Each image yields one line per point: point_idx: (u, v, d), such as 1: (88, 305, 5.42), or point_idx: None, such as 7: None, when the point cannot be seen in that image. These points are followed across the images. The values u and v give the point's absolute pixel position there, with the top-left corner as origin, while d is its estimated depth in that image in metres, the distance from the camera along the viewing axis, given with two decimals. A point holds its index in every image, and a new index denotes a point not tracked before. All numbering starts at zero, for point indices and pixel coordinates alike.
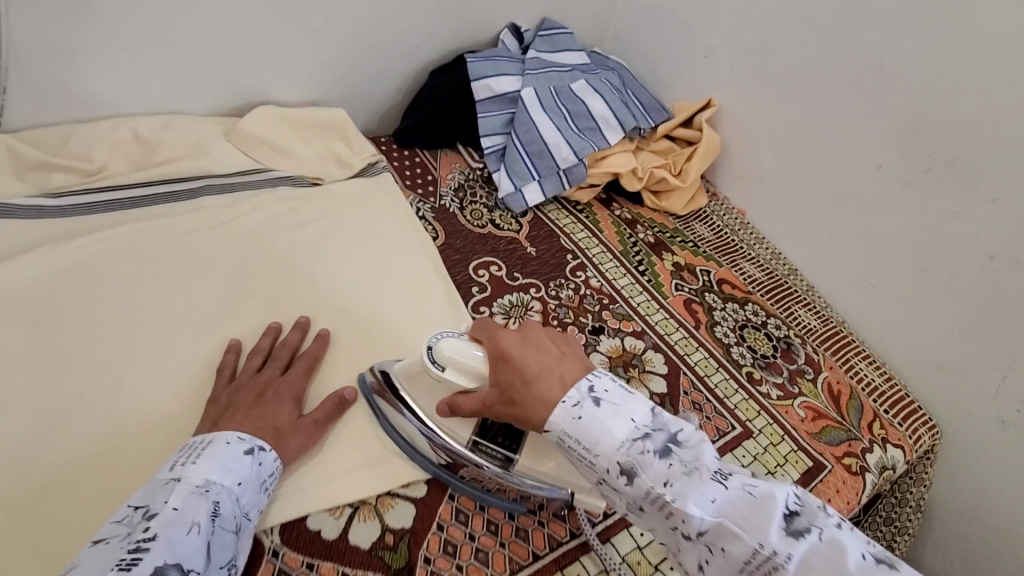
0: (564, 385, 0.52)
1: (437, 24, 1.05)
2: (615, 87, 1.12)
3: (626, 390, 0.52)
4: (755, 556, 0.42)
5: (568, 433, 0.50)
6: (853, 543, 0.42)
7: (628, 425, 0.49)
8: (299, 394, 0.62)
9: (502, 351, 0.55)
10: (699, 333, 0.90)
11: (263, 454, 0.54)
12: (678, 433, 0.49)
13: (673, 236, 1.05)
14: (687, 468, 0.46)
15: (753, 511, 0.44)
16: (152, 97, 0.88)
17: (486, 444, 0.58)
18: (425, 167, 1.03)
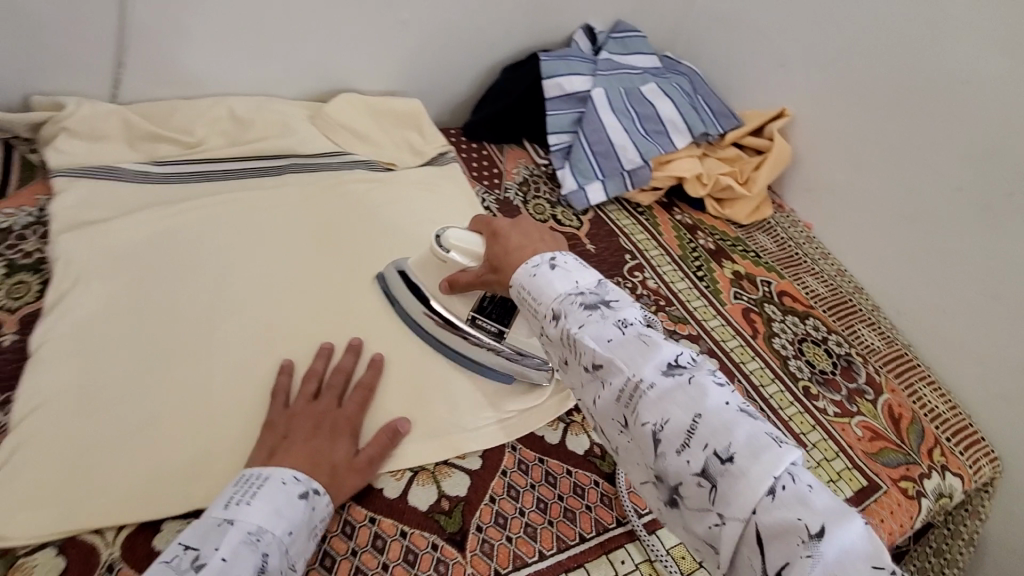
0: (536, 253, 0.54)
1: (513, 22, 1.08)
2: (686, 91, 1.12)
3: (582, 263, 0.53)
4: (628, 386, 0.44)
5: (522, 285, 0.52)
6: (722, 393, 0.43)
7: (569, 283, 0.50)
8: (354, 427, 0.59)
9: (495, 230, 0.60)
10: (755, 343, 0.89)
11: (316, 496, 0.51)
12: (612, 297, 0.50)
13: (734, 245, 1.05)
14: (605, 318, 0.47)
15: (642, 354, 0.45)
16: (248, 79, 0.94)
17: (483, 319, 0.67)
18: (492, 161, 1.06)
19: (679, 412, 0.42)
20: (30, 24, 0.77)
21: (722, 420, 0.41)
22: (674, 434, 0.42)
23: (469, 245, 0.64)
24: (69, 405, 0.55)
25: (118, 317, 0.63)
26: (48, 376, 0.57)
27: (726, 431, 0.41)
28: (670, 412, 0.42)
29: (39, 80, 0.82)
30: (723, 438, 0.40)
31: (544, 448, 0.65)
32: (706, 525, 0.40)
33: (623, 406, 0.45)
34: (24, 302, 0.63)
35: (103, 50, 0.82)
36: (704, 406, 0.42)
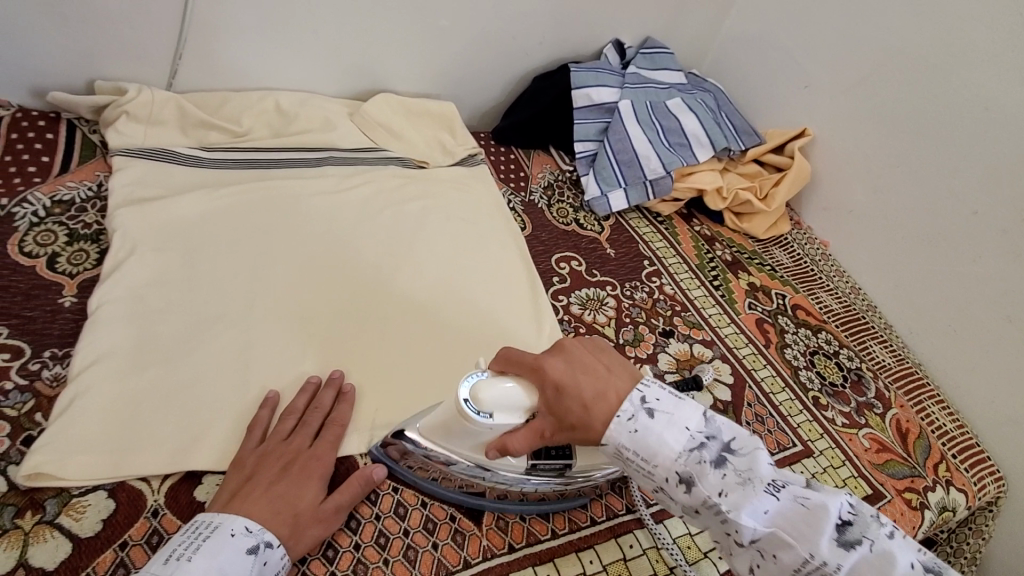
0: (620, 401, 0.51)
1: (547, 34, 1.13)
2: (710, 108, 1.15)
3: (676, 396, 0.52)
4: (805, 564, 0.45)
5: (628, 450, 0.51)
6: (896, 546, 0.45)
7: (684, 436, 0.50)
8: (326, 469, 0.57)
9: (555, 383, 0.53)
10: (768, 352, 0.91)
11: (269, 550, 0.49)
12: (730, 440, 0.51)
13: (751, 258, 1.07)
14: (744, 480, 0.48)
15: (805, 522, 0.46)
16: (294, 76, 1.00)
17: (545, 463, 0.58)
18: (519, 164, 1.10)
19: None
20: (101, 14, 0.83)
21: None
22: None
23: (511, 395, 0.53)
24: (122, 365, 0.60)
25: (167, 288, 0.68)
26: (104, 337, 0.61)
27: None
28: None
29: (104, 67, 0.88)
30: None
31: None
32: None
33: None
34: (82, 268, 0.68)
35: (164, 41, 0.88)
36: (890, 574, 0.43)
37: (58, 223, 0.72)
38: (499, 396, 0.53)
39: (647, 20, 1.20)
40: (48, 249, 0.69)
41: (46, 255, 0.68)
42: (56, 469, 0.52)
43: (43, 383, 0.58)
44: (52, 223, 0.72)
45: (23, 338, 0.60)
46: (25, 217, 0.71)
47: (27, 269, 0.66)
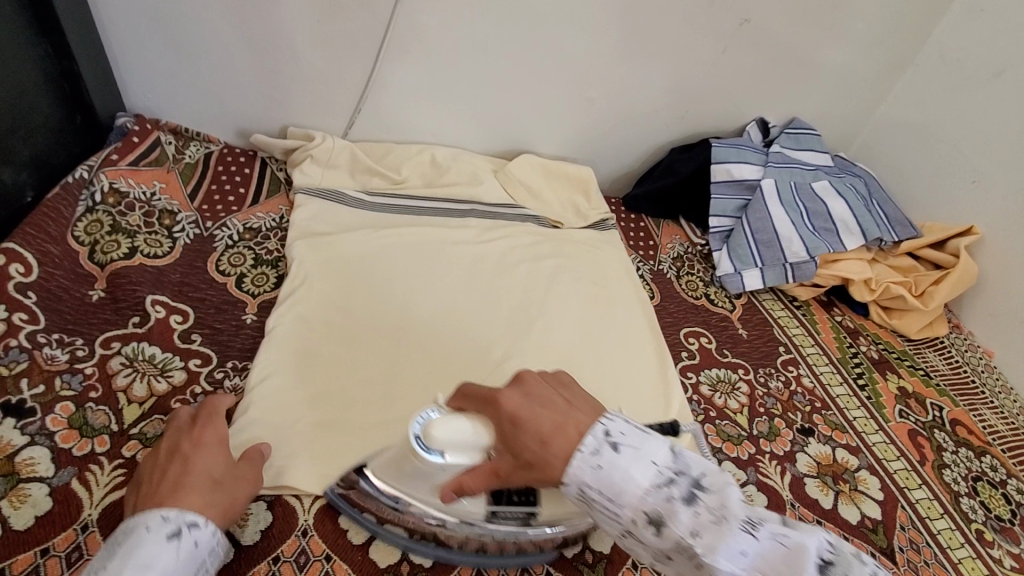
0: (584, 438, 0.45)
1: (690, 110, 1.14)
2: (860, 193, 1.10)
3: (641, 430, 0.46)
4: None
5: (591, 486, 0.44)
6: None
7: (650, 471, 0.44)
8: (221, 435, 0.54)
9: (510, 416, 0.47)
10: (922, 469, 0.81)
11: (196, 530, 0.46)
12: (699, 472, 0.44)
13: (900, 358, 0.98)
14: (718, 517, 0.42)
15: (787, 563, 0.41)
16: (450, 132, 1.08)
17: (505, 510, 0.52)
18: (648, 233, 1.11)
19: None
20: (304, 72, 0.96)
21: None
22: None
23: (463, 434, 0.49)
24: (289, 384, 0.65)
25: (327, 316, 0.74)
26: (276, 356, 0.68)
27: None
28: None
29: (297, 115, 1.01)
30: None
31: None
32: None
33: None
34: (263, 290, 0.76)
35: (349, 96, 1.00)
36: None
37: (247, 248, 0.81)
38: (452, 437, 0.48)
39: (795, 101, 1.18)
40: (238, 269, 0.78)
41: (235, 275, 0.77)
42: None
43: (224, 391, 0.64)
44: (243, 247, 0.81)
45: (212, 348, 0.67)
46: (223, 239, 0.82)
47: (220, 286, 0.75)
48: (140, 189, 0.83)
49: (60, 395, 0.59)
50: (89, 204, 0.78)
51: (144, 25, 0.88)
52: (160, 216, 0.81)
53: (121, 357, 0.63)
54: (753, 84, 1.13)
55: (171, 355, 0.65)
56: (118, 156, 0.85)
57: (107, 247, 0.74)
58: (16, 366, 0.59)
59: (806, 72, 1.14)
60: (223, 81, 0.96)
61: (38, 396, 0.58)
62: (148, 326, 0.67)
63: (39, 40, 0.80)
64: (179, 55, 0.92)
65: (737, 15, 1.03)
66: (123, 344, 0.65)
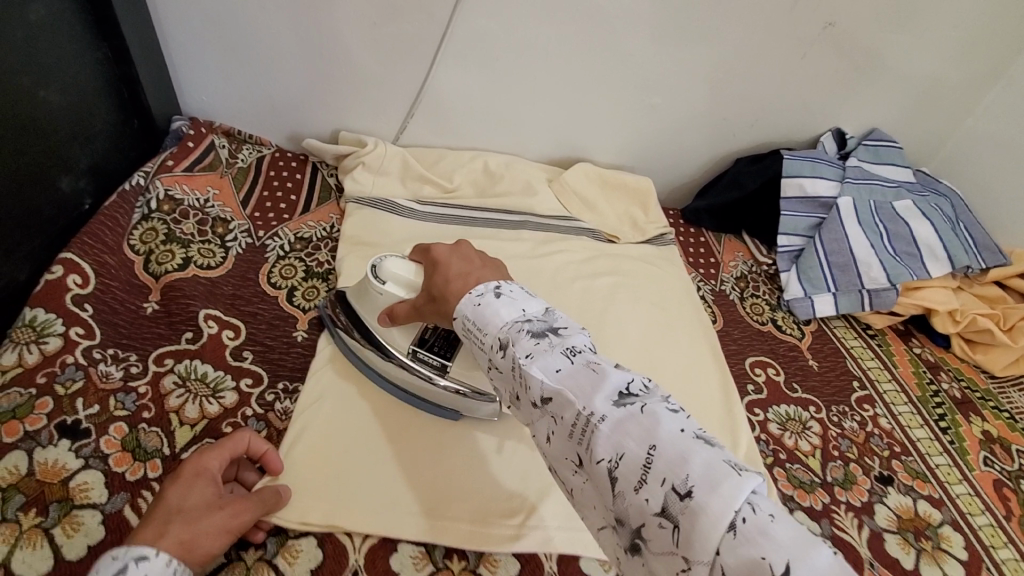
0: (480, 283, 0.51)
1: (760, 119, 1.07)
2: (947, 214, 1.01)
3: (530, 293, 0.49)
4: (580, 421, 0.39)
5: (466, 317, 0.49)
6: (679, 420, 0.37)
7: (516, 313, 0.46)
8: (212, 469, 0.50)
9: (434, 260, 0.58)
10: (1012, 528, 0.73)
11: (145, 562, 0.41)
12: (562, 325, 0.45)
13: (985, 398, 0.90)
14: (552, 346, 0.43)
15: (588, 380, 0.39)
16: (503, 138, 1.04)
17: (424, 352, 0.64)
18: (709, 249, 1.05)
19: (633, 445, 0.36)
20: (359, 75, 0.94)
21: (677, 450, 0.35)
22: (630, 472, 0.36)
23: (405, 274, 0.63)
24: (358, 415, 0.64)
25: None
26: (327, 376, 0.65)
27: (681, 462, 0.35)
28: (621, 444, 0.37)
29: (349, 119, 0.99)
30: (680, 470, 0.35)
31: None
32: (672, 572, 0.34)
33: (577, 443, 0.39)
34: (314, 305, 0.74)
35: (403, 100, 0.97)
36: (658, 435, 0.36)
37: (298, 259, 0.80)
38: (395, 271, 0.63)
39: (877, 111, 1.09)
40: (289, 282, 0.76)
41: (287, 288, 0.75)
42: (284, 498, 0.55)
43: (275, 415, 0.62)
44: (294, 258, 0.80)
45: (263, 367, 0.66)
46: (274, 249, 0.80)
47: (272, 300, 0.73)
48: (194, 196, 0.82)
49: (115, 415, 0.58)
50: (145, 211, 0.78)
51: (202, 28, 0.87)
52: (214, 224, 0.80)
53: (173, 376, 0.62)
54: (831, 93, 1.05)
55: (223, 374, 0.63)
56: (174, 162, 0.84)
57: (162, 257, 0.73)
58: (73, 384, 0.59)
59: (893, 80, 1.04)
60: (278, 84, 0.94)
61: (93, 417, 0.57)
62: (201, 342, 0.65)
63: (98, 44, 0.79)
64: (233, 57, 0.91)
65: (820, 18, 0.95)
66: (176, 361, 0.63)
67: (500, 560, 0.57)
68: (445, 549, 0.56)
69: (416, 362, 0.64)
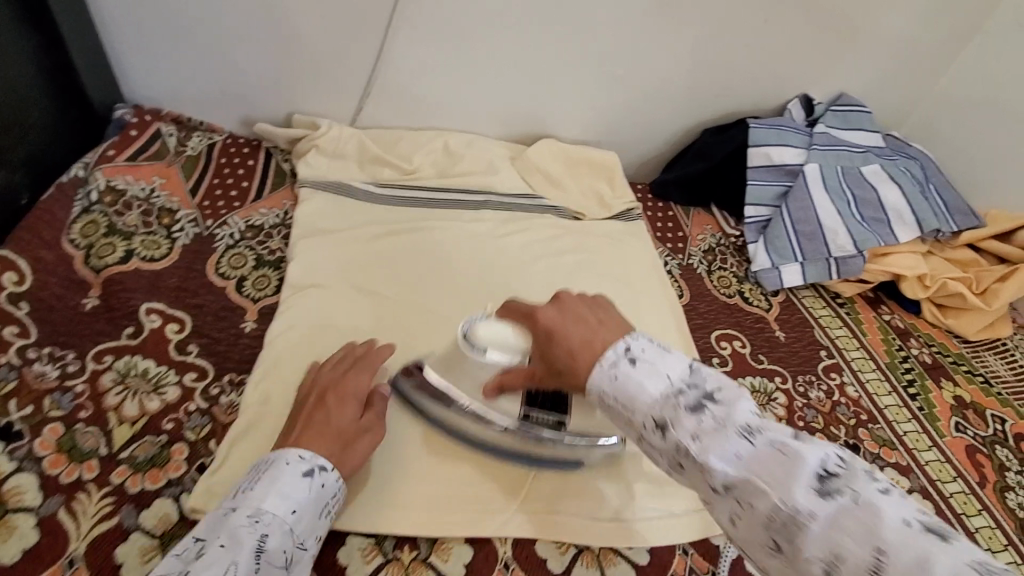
0: (607, 346, 0.48)
1: (726, 86, 1.04)
2: (916, 178, 0.99)
3: (663, 348, 0.47)
4: (780, 516, 0.37)
5: (605, 391, 0.46)
6: (901, 510, 0.35)
7: (662, 382, 0.44)
8: (358, 391, 0.60)
9: (545, 329, 0.52)
10: (983, 493, 0.72)
11: (324, 473, 0.52)
12: (714, 388, 0.44)
13: (957, 363, 0.89)
14: (718, 424, 0.41)
15: (782, 469, 0.38)
16: (464, 115, 1.01)
17: (538, 414, 0.62)
18: (677, 223, 1.03)
19: (853, 545, 0.35)
20: (310, 54, 0.90)
21: (913, 552, 0.33)
22: None
23: (506, 336, 0.62)
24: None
25: (330, 325, 0.70)
26: (275, 365, 0.64)
27: (921, 566, 0.33)
28: (839, 543, 0.35)
29: (303, 101, 0.95)
30: None
31: (718, 561, 0.61)
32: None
33: (776, 536, 0.37)
34: (264, 294, 0.72)
35: (357, 79, 0.94)
36: (882, 535, 0.34)
37: (248, 247, 0.77)
38: (493, 336, 0.62)
39: (846, 74, 1.06)
40: (239, 271, 0.74)
41: (236, 278, 0.73)
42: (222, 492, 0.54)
43: (219, 408, 0.61)
44: (244, 247, 0.77)
45: (208, 360, 0.64)
46: (223, 238, 0.78)
47: (220, 291, 0.71)
48: (139, 187, 0.79)
49: (51, 415, 0.56)
50: (85, 204, 0.75)
51: (141, 9, 0.83)
52: (159, 215, 0.77)
53: (113, 373, 0.61)
54: (798, 57, 1.03)
55: (166, 369, 0.62)
56: (115, 152, 0.82)
57: (103, 250, 0.71)
58: (6, 385, 0.57)
59: (862, 42, 1.02)
60: (226, 66, 0.90)
61: (27, 418, 0.56)
62: (142, 338, 0.64)
63: (29, 32, 0.75)
64: (177, 40, 0.87)
65: None
66: (116, 358, 0.62)
67: (452, 549, 0.57)
68: (396, 539, 0.56)
69: (530, 426, 0.62)
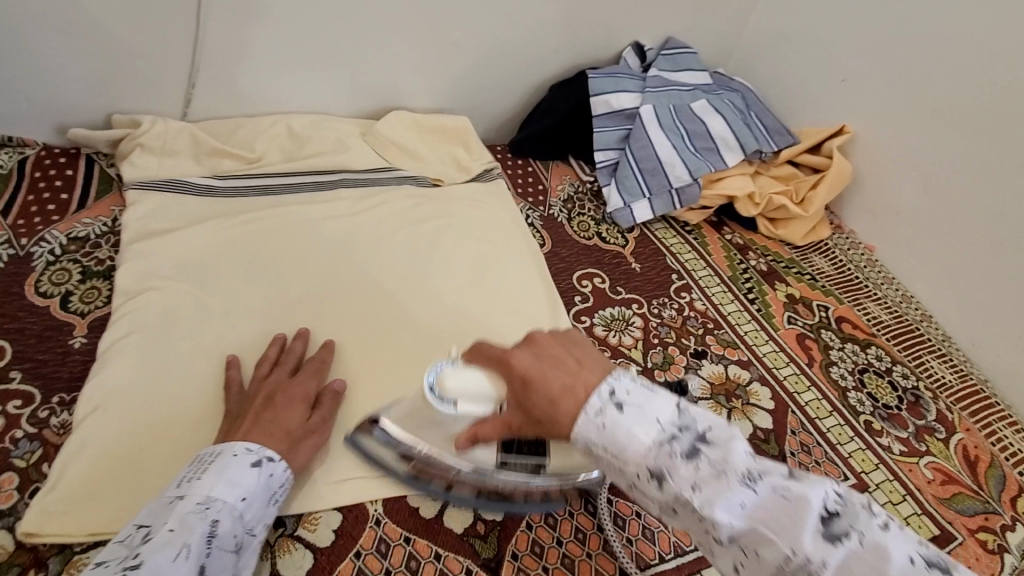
0: (589, 393, 0.47)
1: (562, 41, 1.08)
2: (738, 108, 1.10)
3: (647, 386, 0.47)
4: (790, 565, 0.40)
5: (593, 442, 0.46)
6: (901, 545, 0.39)
7: (653, 428, 0.45)
8: (304, 395, 0.63)
9: (521, 376, 0.50)
10: (811, 371, 0.82)
11: (270, 463, 0.55)
12: (705, 428, 0.45)
13: (788, 267, 1.00)
14: (717, 471, 0.43)
15: (790, 518, 0.40)
16: (307, 96, 0.98)
17: (516, 460, 0.59)
18: (537, 177, 1.07)
19: None
20: (115, 47, 0.83)
21: None
22: None
23: (476, 384, 0.54)
24: (190, 382, 0.64)
25: (174, 326, 0.68)
26: (111, 375, 0.62)
27: None
28: None
29: (122, 100, 0.88)
30: None
31: None
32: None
33: None
34: (94, 306, 0.68)
35: (177, 69, 0.88)
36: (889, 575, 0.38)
37: (72, 261, 0.72)
38: (463, 386, 0.54)
39: (669, 19, 1.14)
40: (62, 288, 0.69)
41: (60, 294, 0.68)
42: (60, 514, 0.53)
43: (51, 431, 0.58)
44: (67, 261, 0.72)
45: (35, 384, 0.61)
46: (41, 255, 0.72)
47: (42, 310, 0.66)
48: None
49: None
50: None
51: None
52: None
53: None
54: (623, 5, 1.08)
55: None
56: None
57: None
58: None
59: None
60: (18, 70, 0.81)
61: None
62: None
63: None
64: None
65: None
66: None
67: (321, 517, 0.59)
68: None
69: (509, 473, 0.60)
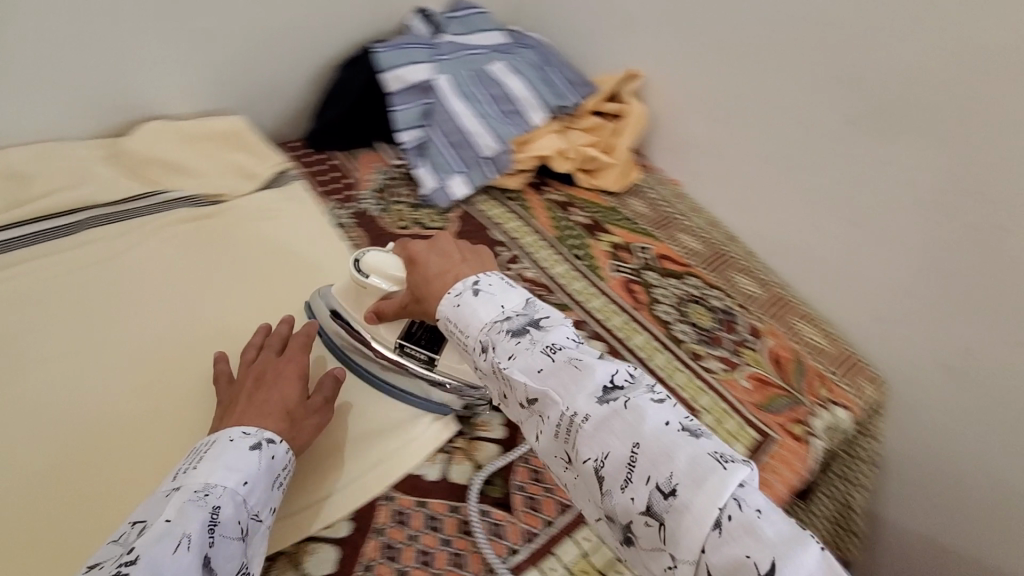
0: (458, 279, 0.60)
1: (333, 15, 0.98)
2: (535, 64, 1.08)
3: (507, 285, 0.58)
4: (564, 421, 0.48)
5: (448, 317, 0.58)
6: (662, 418, 0.46)
7: (494, 311, 0.55)
8: (298, 371, 0.64)
9: (411, 257, 0.65)
10: (639, 314, 0.86)
11: (271, 444, 0.55)
12: (541, 317, 0.55)
13: (609, 216, 1.02)
14: (531, 344, 0.52)
15: (572, 380, 0.49)
16: (22, 122, 0.81)
17: (410, 346, 0.68)
18: (342, 170, 0.98)
19: (617, 443, 0.46)
20: None
21: (659, 447, 0.45)
22: (616, 468, 0.46)
23: (387, 265, 0.68)
24: None
25: None
26: None
27: (666, 455, 0.44)
28: (605, 439, 0.46)
29: None
30: (664, 466, 0.44)
31: (421, 491, 0.62)
32: (661, 566, 0.44)
33: (565, 442, 0.49)
34: None
35: None
36: (642, 434, 0.46)
37: None
38: (376, 263, 0.69)
39: None
40: None
41: None
42: None
43: None
44: None
45: None
46: None
47: None
48: None
49: None
50: None
51: None
52: None
53: None
54: None
55: None
56: None
57: None
58: None
59: None
60: None
61: None
62: None
63: None
64: None
65: None
66: None
67: None
68: None
69: (405, 356, 0.69)
